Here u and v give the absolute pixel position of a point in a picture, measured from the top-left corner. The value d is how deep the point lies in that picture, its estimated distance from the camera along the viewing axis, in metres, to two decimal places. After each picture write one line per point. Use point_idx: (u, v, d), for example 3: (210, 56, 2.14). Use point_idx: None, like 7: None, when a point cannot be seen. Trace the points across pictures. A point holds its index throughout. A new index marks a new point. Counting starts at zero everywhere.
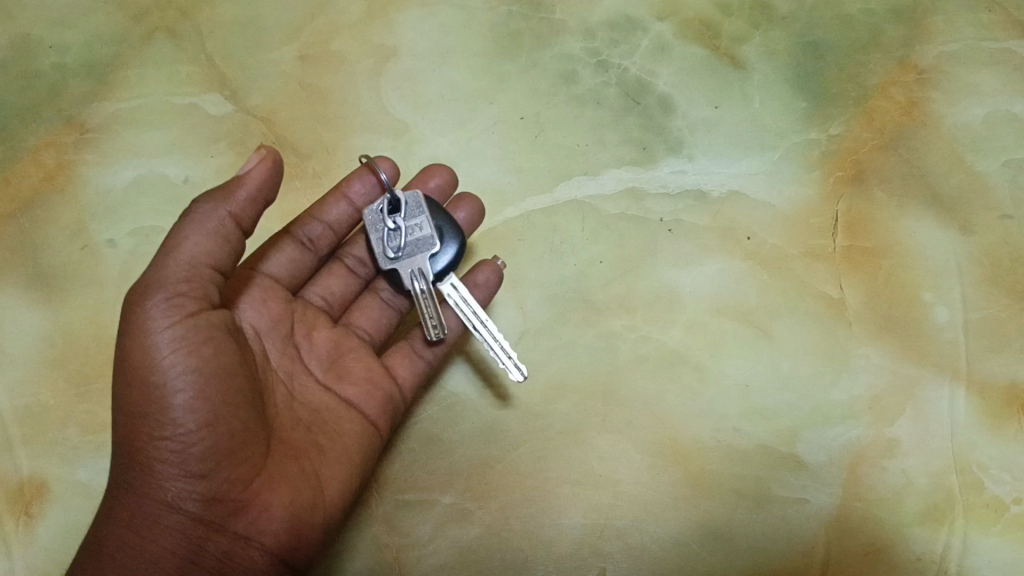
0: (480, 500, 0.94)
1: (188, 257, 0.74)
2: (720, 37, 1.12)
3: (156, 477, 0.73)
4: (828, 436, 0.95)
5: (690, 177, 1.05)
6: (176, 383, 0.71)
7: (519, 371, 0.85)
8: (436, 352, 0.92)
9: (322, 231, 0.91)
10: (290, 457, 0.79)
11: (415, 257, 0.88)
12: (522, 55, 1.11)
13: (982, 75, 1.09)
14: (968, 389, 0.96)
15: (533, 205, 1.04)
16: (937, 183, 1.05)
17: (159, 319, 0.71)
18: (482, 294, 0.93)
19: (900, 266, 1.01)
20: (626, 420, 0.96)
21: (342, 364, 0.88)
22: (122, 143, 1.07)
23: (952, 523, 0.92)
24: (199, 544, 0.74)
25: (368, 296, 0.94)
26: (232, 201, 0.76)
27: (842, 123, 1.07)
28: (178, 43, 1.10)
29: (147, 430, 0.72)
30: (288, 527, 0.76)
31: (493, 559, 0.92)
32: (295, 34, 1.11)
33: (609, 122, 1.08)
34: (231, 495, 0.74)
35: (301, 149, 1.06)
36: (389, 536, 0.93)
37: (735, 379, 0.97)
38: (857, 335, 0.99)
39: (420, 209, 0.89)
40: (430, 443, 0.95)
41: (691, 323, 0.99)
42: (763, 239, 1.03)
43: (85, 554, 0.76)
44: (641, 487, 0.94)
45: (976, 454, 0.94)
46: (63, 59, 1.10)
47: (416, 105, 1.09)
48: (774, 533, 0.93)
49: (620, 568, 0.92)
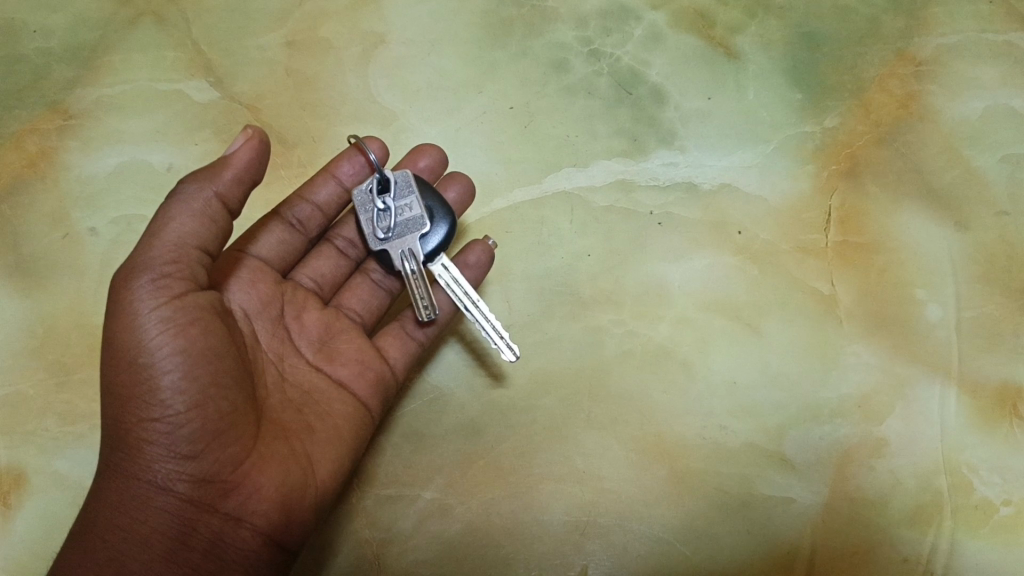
0: (462, 494, 0.93)
1: (174, 238, 0.72)
2: (716, 27, 1.09)
3: (145, 459, 0.72)
4: (816, 435, 0.94)
5: (681, 170, 1.03)
6: (163, 364, 0.70)
7: (511, 351, 0.84)
8: (427, 332, 0.91)
9: (312, 213, 0.89)
10: (280, 438, 0.77)
11: (405, 238, 0.87)
12: (512, 43, 1.09)
13: (981, 68, 1.07)
14: (959, 388, 0.95)
15: (521, 196, 1.03)
16: (934, 178, 1.03)
17: (146, 300, 0.70)
18: (472, 274, 0.91)
19: (893, 262, 0.99)
20: (611, 416, 0.95)
21: (333, 345, 0.86)
22: (105, 129, 1.05)
23: (939, 525, 0.91)
24: (190, 524, 0.73)
25: (359, 277, 0.92)
26: (219, 181, 0.74)
27: (837, 116, 1.05)
28: (163, 28, 1.08)
29: (135, 412, 0.71)
30: (278, 507, 0.75)
31: (475, 556, 0.91)
32: (282, 20, 1.09)
33: (600, 113, 1.06)
34: (221, 476, 0.73)
35: (287, 137, 1.05)
36: (370, 531, 0.92)
37: (723, 375, 0.96)
38: (848, 333, 0.97)
39: (410, 188, 0.87)
40: (417, 433, 0.94)
41: (679, 318, 0.98)
42: (754, 233, 1.01)
43: (73, 537, 0.75)
44: (625, 484, 0.93)
45: (965, 455, 0.93)
46: (46, 43, 1.08)
47: (403, 93, 1.07)
48: (758, 532, 0.92)
49: (601, 565, 0.91)
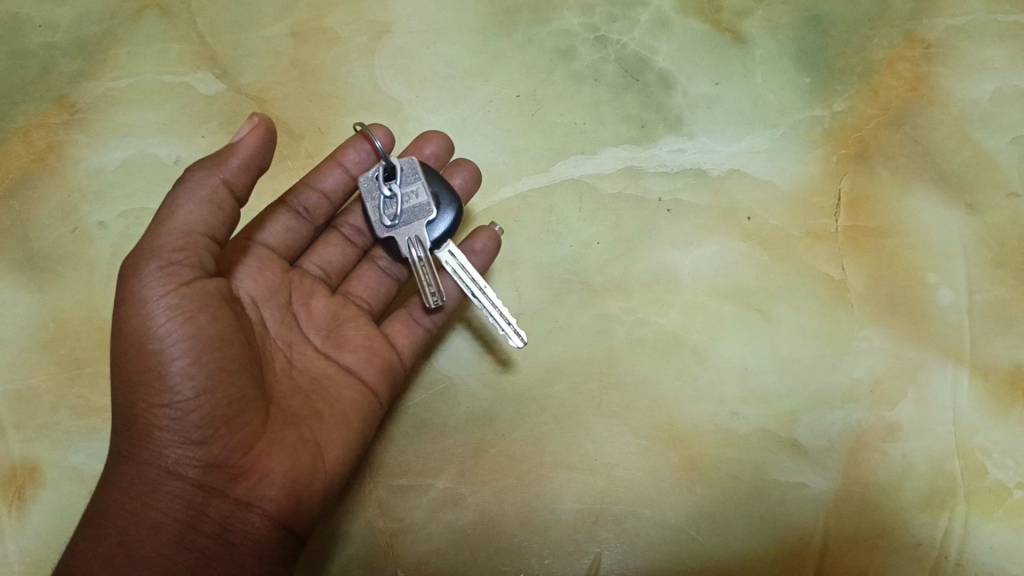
0: (474, 483, 0.93)
1: (182, 225, 0.72)
2: (723, 11, 1.09)
3: (155, 444, 0.73)
4: (828, 420, 0.93)
5: (690, 155, 1.03)
6: (172, 350, 0.70)
7: (518, 337, 0.84)
8: (434, 319, 0.91)
9: (318, 201, 0.89)
10: (289, 424, 0.77)
11: (412, 225, 0.86)
12: (518, 31, 1.08)
13: (991, 49, 1.06)
14: (971, 372, 0.95)
15: (529, 185, 1.02)
16: (943, 161, 1.02)
17: (154, 288, 0.70)
18: (479, 261, 0.91)
19: (904, 245, 0.99)
20: (622, 403, 0.95)
21: (340, 332, 0.86)
22: (112, 123, 1.05)
23: (953, 509, 0.91)
24: (200, 509, 0.73)
25: (366, 265, 0.92)
26: (225, 169, 0.74)
27: (846, 100, 1.04)
28: (168, 20, 1.08)
29: (145, 398, 0.71)
30: (288, 493, 0.75)
31: (488, 545, 0.92)
32: (287, 11, 1.09)
33: (607, 100, 1.06)
34: (231, 461, 0.73)
35: (294, 128, 1.04)
36: (383, 521, 0.92)
37: (734, 362, 0.96)
38: (859, 317, 0.97)
39: (416, 175, 0.87)
40: (426, 423, 0.94)
41: (689, 305, 0.98)
42: (763, 219, 1.00)
43: (84, 522, 0.75)
44: (637, 471, 0.93)
45: (978, 439, 0.93)
46: (51, 37, 1.08)
47: (410, 83, 1.06)
48: (771, 518, 0.92)
49: (615, 553, 0.91)
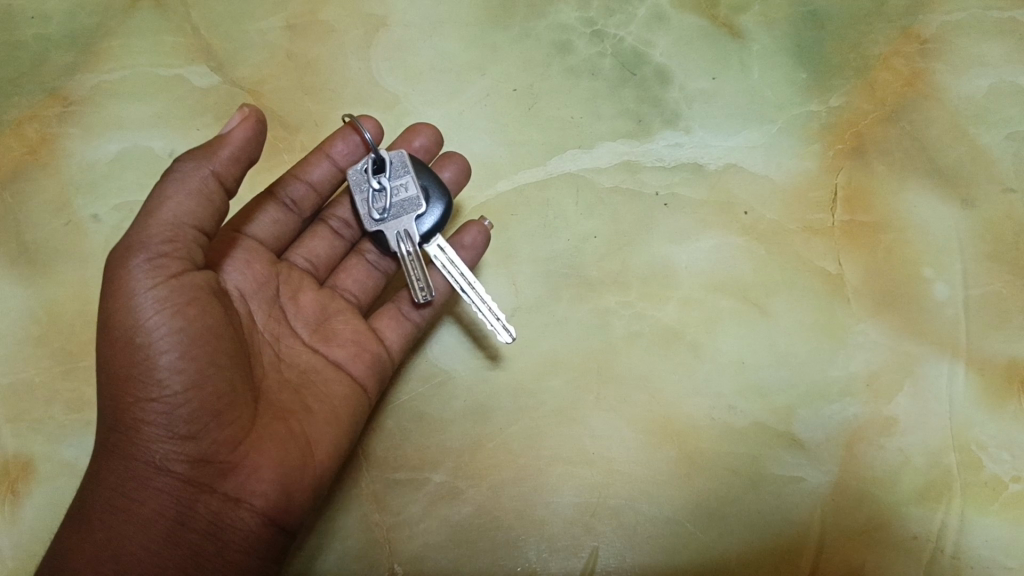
0: (471, 477, 0.93)
1: (171, 217, 0.71)
2: (719, 5, 1.08)
3: (143, 439, 0.72)
4: (826, 414, 0.94)
5: (686, 150, 1.03)
6: (161, 343, 0.69)
7: (507, 332, 0.84)
8: (424, 313, 0.90)
9: (306, 193, 0.89)
10: (277, 418, 0.77)
11: (401, 219, 0.86)
12: (514, 25, 1.08)
13: (985, 45, 1.06)
14: (968, 366, 0.95)
15: (524, 179, 1.02)
16: (940, 156, 1.02)
17: (142, 280, 0.69)
18: (470, 255, 0.91)
19: (900, 239, 0.99)
20: (619, 397, 0.95)
21: (329, 326, 0.86)
22: (106, 116, 1.04)
23: (949, 502, 0.91)
24: (188, 505, 0.73)
25: (354, 258, 0.92)
26: (216, 160, 0.74)
27: (843, 96, 1.04)
28: (163, 13, 1.07)
29: (132, 392, 0.71)
30: (277, 488, 0.74)
31: (485, 539, 0.91)
32: (282, 4, 1.08)
33: (604, 94, 1.05)
34: (220, 456, 0.73)
35: (289, 122, 1.04)
36: (379, 515, 0.92)
37: (731, 355, 0.96)
38: (856, 312, 0.97)
39: (406, 168, 0.87)
40: (420, 418, 0.94)
41: (685, 300, 0.98)
42: (760, 214, 1.00)
43: (72, 518, 0.75)
44: (634, 465, 0.93)
45: (974, 433, 0.93)
46: (44, 29, 1.07)
47: (406, 77, 1.06)
48: (768, 511, 0.92)
49: (611, 547, 0.91)
